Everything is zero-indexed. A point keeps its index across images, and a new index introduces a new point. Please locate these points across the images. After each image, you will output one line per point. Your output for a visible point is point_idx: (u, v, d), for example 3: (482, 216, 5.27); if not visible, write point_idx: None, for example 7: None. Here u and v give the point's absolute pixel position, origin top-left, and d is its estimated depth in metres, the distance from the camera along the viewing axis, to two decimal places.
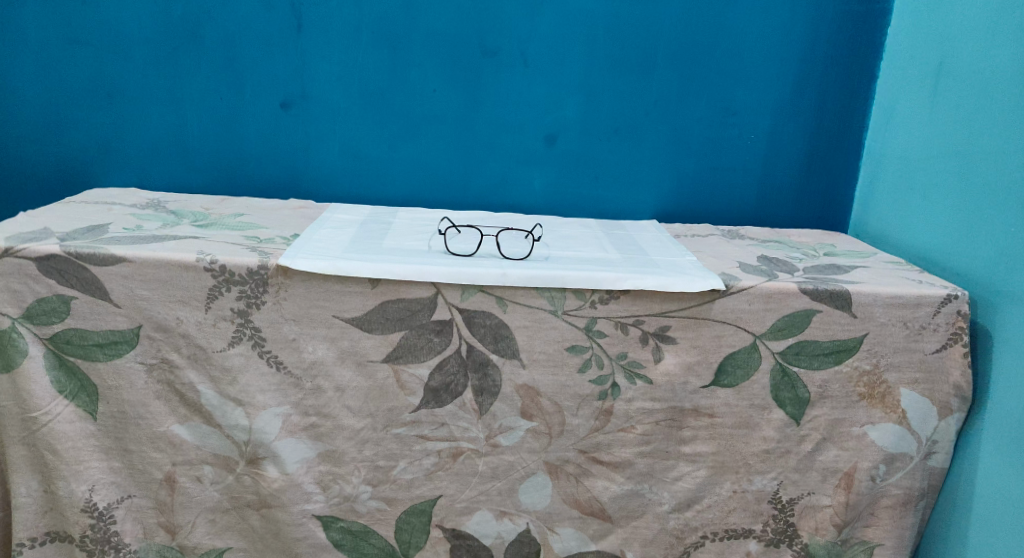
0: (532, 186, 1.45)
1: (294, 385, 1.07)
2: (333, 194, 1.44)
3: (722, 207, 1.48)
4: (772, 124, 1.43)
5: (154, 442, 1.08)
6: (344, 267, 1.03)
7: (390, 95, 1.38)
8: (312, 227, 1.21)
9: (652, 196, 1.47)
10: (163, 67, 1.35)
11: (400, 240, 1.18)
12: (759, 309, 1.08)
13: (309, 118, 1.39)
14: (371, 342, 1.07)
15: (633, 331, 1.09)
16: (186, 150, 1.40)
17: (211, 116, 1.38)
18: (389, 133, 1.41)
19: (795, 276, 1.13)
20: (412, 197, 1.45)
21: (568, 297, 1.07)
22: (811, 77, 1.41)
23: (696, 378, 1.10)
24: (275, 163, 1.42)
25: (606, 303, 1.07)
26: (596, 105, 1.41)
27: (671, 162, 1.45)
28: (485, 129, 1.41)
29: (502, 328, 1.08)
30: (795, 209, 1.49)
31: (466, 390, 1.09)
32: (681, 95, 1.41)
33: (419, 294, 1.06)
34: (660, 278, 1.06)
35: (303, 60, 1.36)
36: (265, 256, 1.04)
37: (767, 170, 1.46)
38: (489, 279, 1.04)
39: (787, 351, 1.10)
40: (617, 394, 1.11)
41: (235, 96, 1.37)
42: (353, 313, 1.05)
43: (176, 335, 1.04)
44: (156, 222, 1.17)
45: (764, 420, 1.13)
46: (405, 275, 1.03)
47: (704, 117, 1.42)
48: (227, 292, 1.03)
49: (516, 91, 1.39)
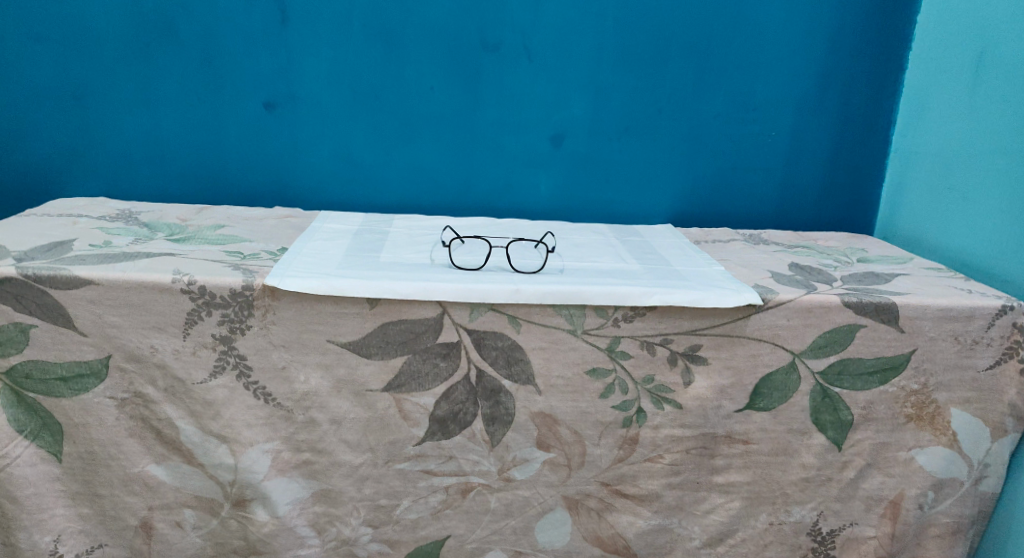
0: (538, 189, 1.35)
1: (284, 418, 0.96)
2: (323, 201, 1.33)
3: (742, 209, 1.38)
4: (796, 122, 1.33)
5: (127, 485, 0.96)
6: (339, 285, 0.92)
7: (384, 95, 1.27)
8: (302, 240, 1.10)
9: (666, 198, 1.37)
10: (134, 67, 1.23)
11: (399, 252, 1.07)
12: (798, 325, 0.98)
13: (295, 120, 1.28)
14: (370, 369, 0.95)
15: (661, 351, 0.98)
16: (162, 156, 1.28)
17: (188, 119, 1.26)
18: (383, 135, 1.30)
19: (834, 286, 1.03)
20: (409, 203, 1.34)
21: (588, 315, 0.96)
22: (837, 69, 1.31)
23: (730, 402, 1.00)
24: (260, 169, 1.30)
25: (630, 321, 0.97)
26: (607, 103, 1.30)
27: (688, 162, 1.35)
28: (486, 130, 1.31)
29: (516, 350, 0.97)
30: (818, 211, 1.39)
31: (477, 420, 0.98)
32: (697, 90, 1.31)
33: (423, 314, 0.95)
34: (690, 292, 0.96)
35: (288, 58, 1.24)
36: (250, 274, 0.93)
37: (790, 169, 1.36)
38: (501, 296, 0.94)
39: (828, 371, 1.00)
40: (643, 421, 1.00)
41: (214, 96, 1.25)
42: (350, 337, 0.94)
43: (151, 366, 0.93)
44: (127, 237, 1.05)
45: (804, 446, 1.03)
46: (408, 294, 0.93)
47: (722, 113, 1.32)
48: (207, 316, 0.92)
49: (520, 88, 1.29)
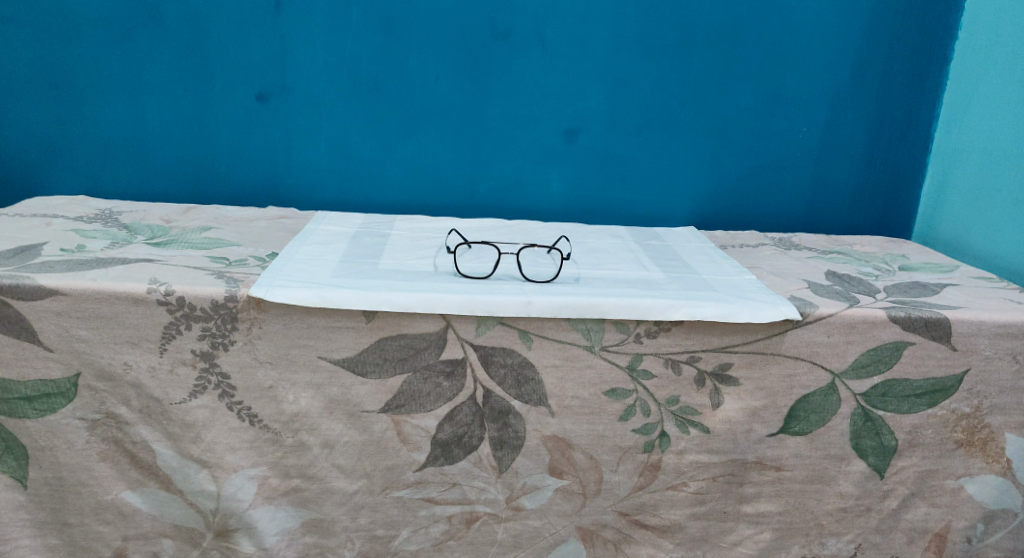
0: (550, 189, 1.25)
1: (271, 442, 0.87)
2: (318, 200, 1.24)
3: (768, 210, 1.28)
4: (829, 117, 1.23)
5: (99, 513, 0.88)
6: (332, 297, 0.83)
7: (384, 86, 1.18)
8: (294, 244, 1.01)
9: (688, 198, 1.27)
10: (115, 55, 1.14)
11: (400, 258, 0.99)
12: (839, 342, 0.89)
13: (288, 113, 1.18)
14: (366, 389, 0.87)
15: (687, 370, 0.89)
16: (146, 152, 1.19)
17: (174, 111, 1.17)
18: (383, 129, 1.20)
19: (878, 299, 0.94)
20: (411, 203, 1.25)
21: (607, 330, 0.87)
22: (875, 59, 1.20)
23: (761, 426, 0.91)
24: (251, 166, 1.21)
25: (653, 337, 0.88)
26: (624, 95, 1.21)
27: (711, 159, 1.25)
28: (495, 124, 1.21)
29: (527, 368, 0.88)
30: (851, 213, 1.29)
31: (483, 444, 0.90)
32: (723, 82, 1.21)
33: (425, 328, 0.86)
34: (720, 306, 0.87)
35: (281, 46, 1.15)
36: (234, 284, 0.84)
37: (821, 167, 1.26)
38: (511, 309, 0.85)
39: (871, 392, 0.91)
40: (666, 446, 0.91)
41: (202, 87, 1.16)
42: (344, 353, 0.85)
43: (124, 384, 0.84)
44: (103, 240, 0.96)
45: (842, 474, 0.93)
46: (408, 307, 0.84)
47: (749, 107, 1.22)
48: (186, 330, 0.83)
49: (531, 79, 1.19)
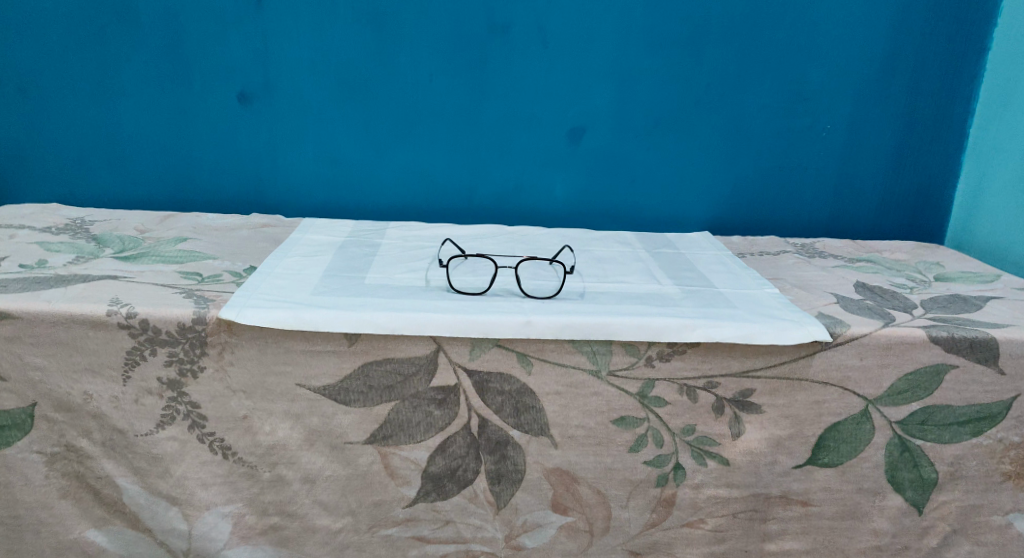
0: (554, 193, 1.17)
1: (247, 477, 0.80)
2: (307, 207, 1.16)
3: (790, 215, 1.19)
4: (856, 114, 1.14)
5: (62, 554, 0.81)
6: (310, 319, 0.75)
7: (374, 83, 1.10)
8: (275, 256, 0.93)
9: (702, 203, 1.18)
10: (87, 54, 1.07)
11: (389, 271, 0.91)
12: (873, 365, 0.80)
13: (273, 114, 1.11)
14: (350, 419, 0.79)
15: (703, 397, 0.81)
16: (122, 157, 1.12)
17: (152, 113, 1.10)
18: (374, 130, 1.12)
19: (916, 316, 0.85)
20: (405, 209, 1.17)
21: (616, 353, 0.79)
22: (906, 51, 1.11)
23: (787, 457, 0.83)
24: (234, 170, 1.13)
25: (666, 360, 0.80)
26: (634, 92, 1.12)
27: (728, 161, 1.16)
28: (494, 124, 1.13)
29: (527, 395, 0.80)
30: (879, 217, 1.20)
31: (479, 478, 0.82)
32: (741, 77, 1.12)
33: (414, 352, 0.78)
34: (741, 326, 0.78)
35: (264, 42, 1.07)
36: (204, 304, 0.77)
37: (847, 167, 1.17)
38: (509, 331, 0.77)
39: (908, 420, 0.82)
40: (681, 479, 0.83)
41: (181, 88, 1.09)
42: (325, 380, 0.78)
43: (84, 415, 0.77)
44: (67, 254, 0.89)
45: (876, 509, 0.85)
46: (394, 329, 0.76)
47: (768, 103, 1.13)
48: (151, 356, 0.75)
49: (532, 75, 1.11)
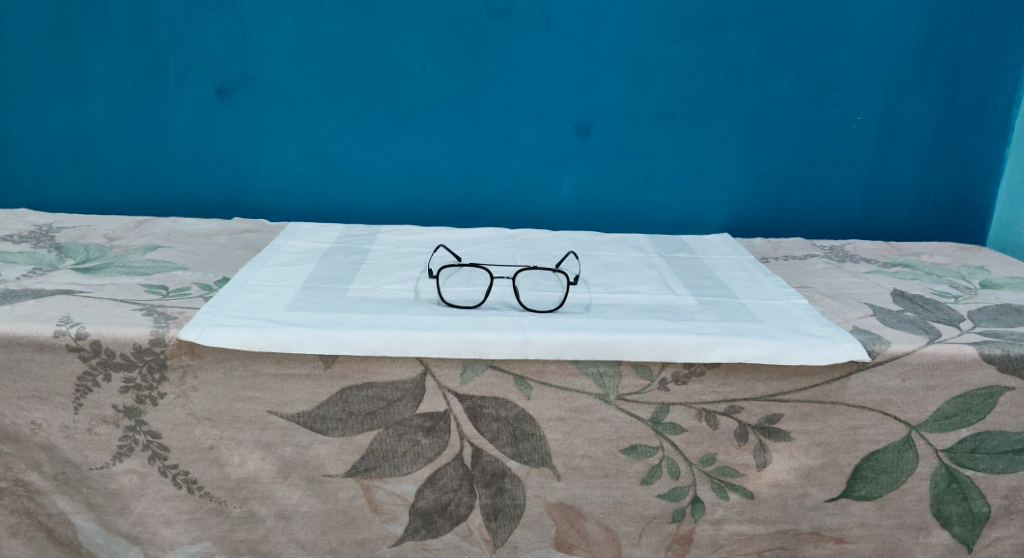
0: (559, 192, 1.08)
1: (215, 513, 0.72)
2: (293, 209, 1.08)
3: (815, 214, 1.10)
4: (889, 103, 1.04)
5: None
6: (282, 339, 0.67)
7: (363, 76, 1.02)
8: (252, 265, 0.86)
9: (721, 202, 1.09)
10: (53, 47, 0.99)
11: (376, 281, 0.83)
12: (916, 387, 0.72)
13: (255, 110, 1.03)
14: (328, 450, 0.71)
15: (724, 423, 0.72)
16: (95, 157, 1.04)
17: (125, 109, 1.02)
18: (364, 126, 1.04)
19: (963, 329, 0.76)
20: (399, 211, 1.09)
21: (626, 376, 0.71)
22: (946, 34, 1.01)
23: (818, 490, 0.74)
24: (214, 171, 1.06)
25: (683, 383, 0.71)
26: (645, 82, 1.03)
27: (748, 156, 1.06)
28: (492, 119, 1.04)
29: (525, 422, 0.71)
30: (914, 215, 1.10)
31: (473, 514, 0.73)
32: (763, 64, 1.02)
33: (398, 376, 0.69)
34: (767, 345, 0.70)
35: (243, 32, 0.99)
36: (163, 322, 0.69)
37: (879, 162, 1.07)
38: (505, 352, 0.68)
39: (956, 448, 0.73)
40: (700, 514, 0.75)
41: (156, 82, 1.01)
42: (299, 407, 0.70)
43: (33, 447, 0.69)
44: (24, 266, 0.81)
45: (918, 546, 0.76)
46: (375, 350, 0.68)
47: (793, 93, 1.03)
48: (105, 382, 0.68)
49: (535, 64, 1.02)
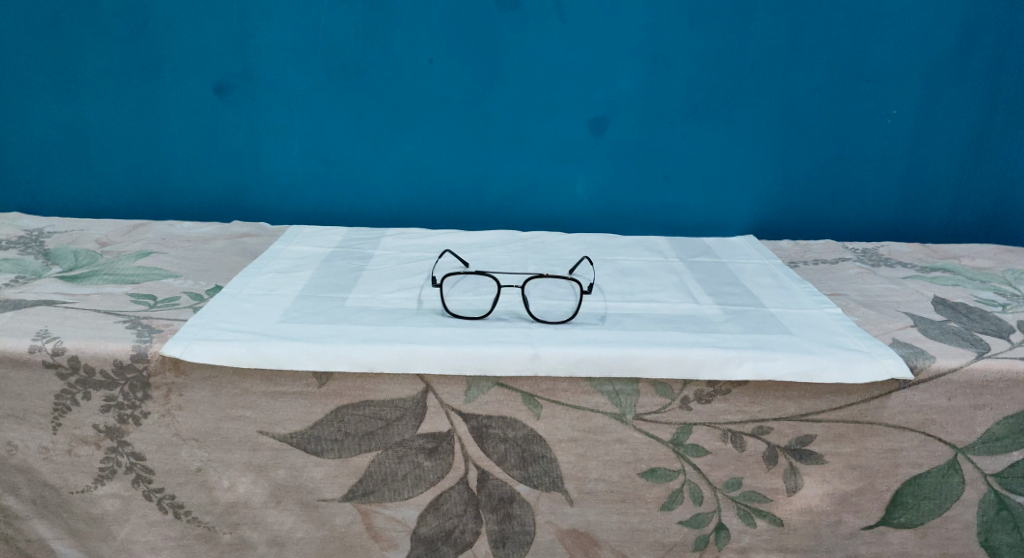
0: (572, 193, 1.03)
1: (205, 539, 0.68)
2: (295, 212, 1.04)
3: (846, 214, 1.03)
4: (927, 95, 0.97)
5: None
6: (273, 354, 0.62)
7: (367, 72, 0.97)
8: (247, 271, 0.81)
9: (745, 202, 1.03)
10: (45, 44, 0.95)
11: (377, 289, 0.78)
12: (964, 407, 0.65)
13: (254, 108, 0.98)
14: (324, 473, 0.66)
15: (752, 445, 0.67)
16: (90, 158, 1.01)
17: (120, 108, 0.98)
18: (368, 125, 0.99)
19: (1015, 342, 0.69)
20: (405, 214, 1.04)
21: (644, 394, 0.65)
22: (990, 21, 0.94)
23: (853, 517, 0.69)
24: (212, 173, 1.01)
25: (706, 401, 0.65)
26: (665, 75, 0.97)
27: (775, 153, 1.00)
28: (502, 116, 0.99)
29: (534, 443, 0.66)
30: (952, 215, 1.03)
31: (479, 541, 0.68)
32: (791, 55, 0.96)
33: (397, 393, 0.64)
34: (799, 361, 0.64)
35: (241, 26, 0.94)
36: (147, 336, 0.64)
37: (915, 159, 1.00)
38: (513, 368, 0.63)
39: (1008, 473, 0.67)
40: (724, 542, 0.69)
41: (150, 80, 0.97)
42: (292, 426, 0.65)
43: (11, 469, 0.65)
44: (8, 274, 0.77)
45: None
46: (373, 366, 0.63)
47: (823, 85, 0.97)
48: (85, 400, 0.63)
49: (547, 58, 0.96)
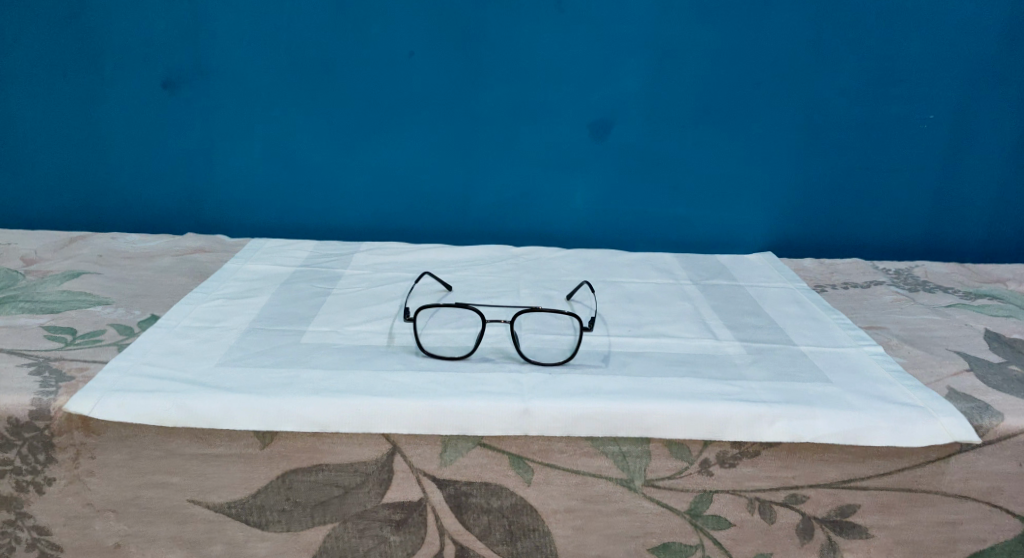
0: (570, 204, 0.91)
1: None
2: (258, 223, 0.92)
3: (875, 230, 0.92)
4: (969, 97, 0.86)
5: None
6: (203, 410, 0.51)
7: (338, 65, 0.85)
8: (191, 296, 0.69)
9: (763, 216, 0.92)
10: None
11: (341, 320, 0.66)
12: None
13: (210, 107, 0.86)
14: (271, 549, 0.55)
15: (784, 516, 0.56)
16: (25, 162, 0.89)
17: (57, 104, 0.86)
18: (340, 126, 0.88)
19: None
20: (382, 226, 0.93)
21: (656, 457, 0.54)
22: None
23: None
24: (164, 179, 0.89)
25: (730, 465, 0.54)
26: (675, 72, 0.85)
27: (798, 161, 0.89)
28: (491, 117, 0.87)
29: (523, 514, 0.55)
30: (992, 232, 0.93)
31: None
32: (819, 51, 0.84)
33: (357, 456, 0.53)
34: (842, 420, 0.53)
35: (193, 12, 0.82)
36: (51, 385, 0.53)
37: (954, 169, 0.89)
38: (498, 428, 0.52)
39: None
40: None
41: (91, 73, 0.85)
42: (230, 495, 0.54)
43: None
44: None
45: None
46: (326, 424, 0.52)
47: (852, 86, 0.86)
48: None
49: (542, 51, 0.85)
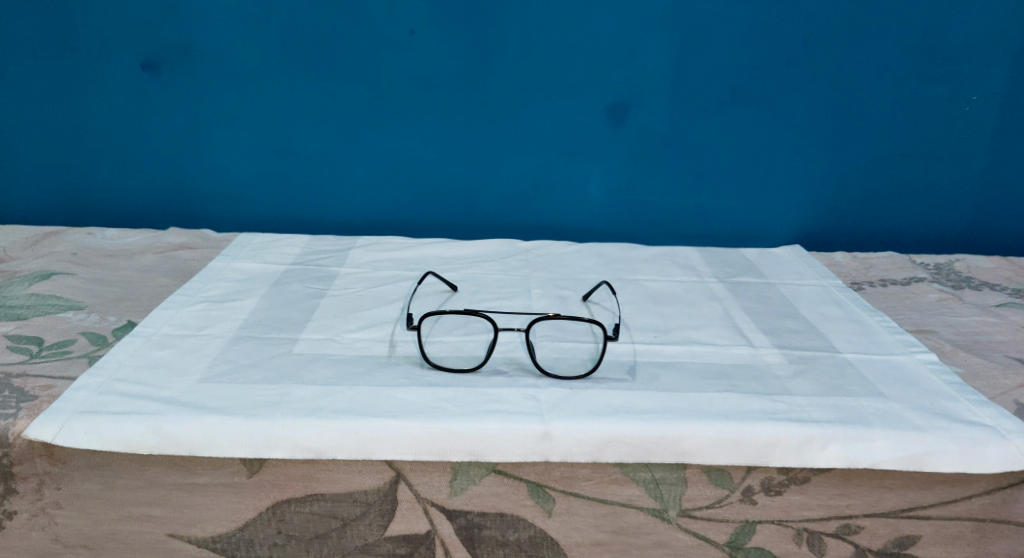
0: (585, 194, 0.85)
1: None
2: (249, 216, 0.85)
3: (912, 221, 0.86)
4: (1019, 76, 0.79)
5: None
6: (181, 435, 0.45)
7: (332, 43, 0.78)
8: (173, 299, 0.63)
9: (792, 207, 0.85)
10: None
11: (338, 326, 0.60)
12: None
13: (194, 90, 0.80)
14: None
15: (837, 548, 0.49)
16: None
17: (30, 88, 0.80)
18: (335, 110, 0.81)
19: None
20: (382, 219, 0.86)
21: (693, 484, 0.48)
22: None
23: None
24: (146, 168, 0.83)
25: (775, 493, 0.49)
26: (699, 50, 0.79)
27: (831, 147, 0.82)
28: (500, 100, 0.81)
29: (544, 548, 0.49)
30: None
31: None
32: (857, 27, 0.78)
33: (357, 485, 0.47)
34: (903, 442, 0.47)
35: None
36: (13, 407, 0.47)
37: (999, 155, 0.83)
38: (516, 454, 0.46)
39: None
40: None
41: (64, 54, 0.78)
42: (215, 529, 0.48)
43: None
44: None
45: None
46: (321, 451, 0.45)
47: (891, 65, 0.79)
48: None
49: (555, 27, 0.78)
